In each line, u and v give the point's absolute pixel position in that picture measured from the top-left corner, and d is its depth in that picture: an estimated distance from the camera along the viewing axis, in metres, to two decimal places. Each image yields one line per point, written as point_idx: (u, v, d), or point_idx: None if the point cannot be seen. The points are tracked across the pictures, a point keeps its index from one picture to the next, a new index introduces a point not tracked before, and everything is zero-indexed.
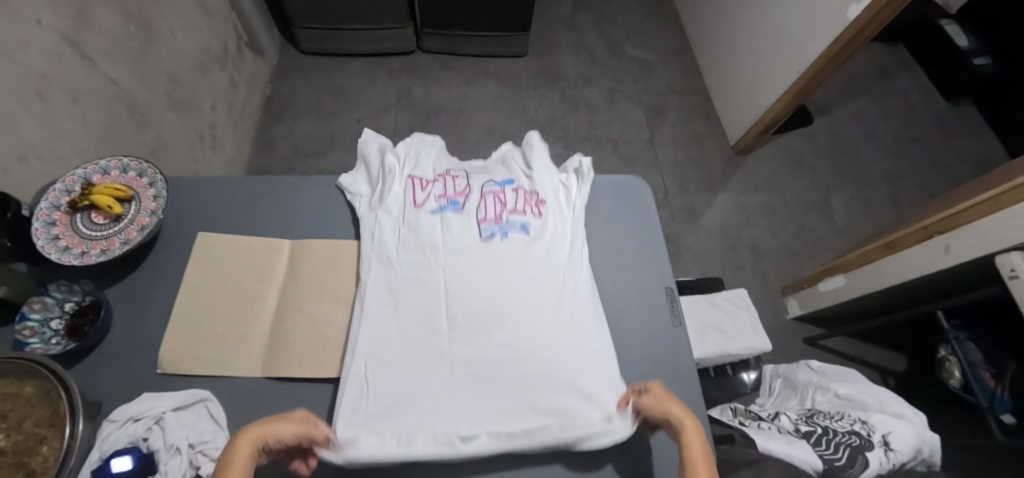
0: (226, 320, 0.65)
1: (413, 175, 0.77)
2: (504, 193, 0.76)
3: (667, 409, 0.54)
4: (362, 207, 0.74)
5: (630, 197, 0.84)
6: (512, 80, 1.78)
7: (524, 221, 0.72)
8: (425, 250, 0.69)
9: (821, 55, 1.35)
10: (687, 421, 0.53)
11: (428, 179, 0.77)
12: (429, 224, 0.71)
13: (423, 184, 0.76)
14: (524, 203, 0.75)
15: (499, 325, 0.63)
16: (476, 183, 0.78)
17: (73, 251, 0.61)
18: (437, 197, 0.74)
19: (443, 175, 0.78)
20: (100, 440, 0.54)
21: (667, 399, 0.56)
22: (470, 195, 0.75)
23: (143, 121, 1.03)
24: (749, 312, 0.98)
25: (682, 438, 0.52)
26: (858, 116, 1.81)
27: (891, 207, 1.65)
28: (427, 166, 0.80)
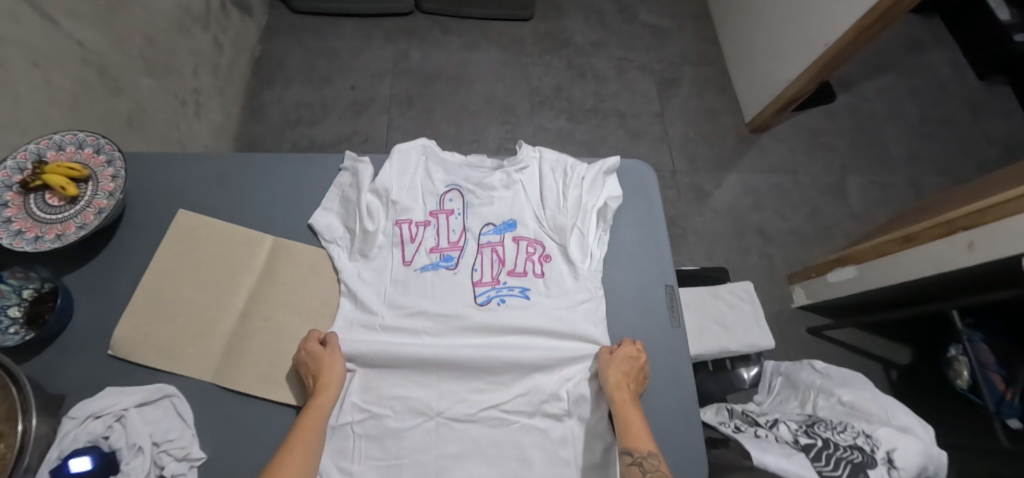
0: (189, 310, 0.61)
1: (400, 221, 0.68)
2: (503, 246, 0.69)
3: (611, 378, 0.59)
4: (342, 258, 0.66)
5: (639, 194, 0.78)
6: (516, 46, 1.67)
7: (524, 284, 0.67)
8: (416, 313, 0.64)
9: (852, 27, 1.23)
10: (620, 392, 0.58)
11: (418, 225, 0.69)
12: (420, 287, 0.65)
13: (414, 233, 0.68)
14: (527, 259, 0.68)
15: (490, 383, 0.61)
16: (472, 227, 0.70)
17: (27, 236, 0.57)
18: (429, 250, 0.68)
19: (437, 217, 0.70)
20: (61, 437, 0.52)
21: (614, 364, 0.60)
22: (465, 248, 0.69)
23: (117, 88, 0.96)
24: (753, 308, 0.92)
25: (619, 411, 0.57)
26: (883, 93, 1.69)
27: (910, 193, 1.56)
28: (417, 204, 0.71)
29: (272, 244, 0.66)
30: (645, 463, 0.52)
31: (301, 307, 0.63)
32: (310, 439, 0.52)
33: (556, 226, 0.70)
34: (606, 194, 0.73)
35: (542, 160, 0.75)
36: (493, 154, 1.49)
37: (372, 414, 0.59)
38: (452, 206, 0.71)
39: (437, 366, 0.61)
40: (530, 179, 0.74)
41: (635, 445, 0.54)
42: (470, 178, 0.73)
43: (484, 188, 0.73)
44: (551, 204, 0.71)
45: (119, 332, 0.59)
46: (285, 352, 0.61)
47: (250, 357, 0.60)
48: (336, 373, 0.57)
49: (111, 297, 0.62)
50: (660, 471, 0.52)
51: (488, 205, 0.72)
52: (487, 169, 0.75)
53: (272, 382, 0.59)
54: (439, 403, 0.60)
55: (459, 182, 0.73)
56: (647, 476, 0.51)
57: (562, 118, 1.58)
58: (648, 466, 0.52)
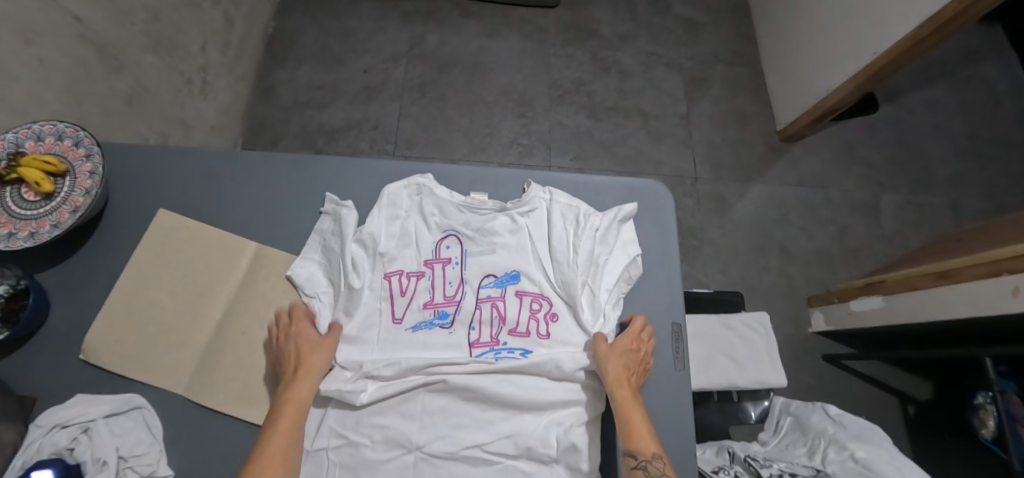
0: (168, 317, 0.59)
1: (390, 274, 0.63)
2: (504, 301, 0.63)
3: (611, 374, 0.56)
4: (325, 317, 0.60)
5: (656, 238, 0.71)
6: (538, 34, 1.58)
7: (525, 345, 0.61)
8: (408, 372, 0.58)
9: (906, 36, 1.12)
10: (621, 389, 0.56)
11: (410, 276, 0.63)
12: (409, 349, 0.59)
13: (405, 287, 0.63)
14: (532, 319, 0.62)
15: (474, 420, 0.57)
16: (471, 280, 0.64)
17: (0, 232, 0.55)
18: (423, 306, 0.62)
19: (432, 267, 0.64)
20: (26, 446, 0.50)
21: (614, 358, 0.58)
22: (463, 303, 0.63)
23: (117, 66, 0.92)
24: (767, 341, 0.88)
25: (621, 410, 0.55)
26: (931, 106, 1.56)
27: (949, 217, 1.45)
28: (410, 253, 0.64)
29: (255, 252, 0.63)
30: (650, 467, 0.51)
31: (281, 322, 0.60)
32: (290, 439, 0.50)
33: (565, 277, 0.64)
34: (620, 244, 0.67)
35: (553, 204, 0.68)
36: (506, 149, 1.43)
37: (349, 441, 0.56)
38: (449, 254, 0.65)
39: (422, 397, 0.58)
40: (536, 224, 0.67)
41: (637, 447, 0.52)
42: (469, 223, 0.67)
43: (484, 232, 0.66)
44: (559, 258, 0.65)
45: (92, 334, 0.57)
46: (261, 370, 0.58)
47: (224, 372, 0.58)
48: (318, 363, 0.55)
49: (86, 298, 0.60)
50: (666, 474, 0.50)
51: (488, 257, 0.65)
52: (488, 211, 0.67)
53: (245, 401, 0.57)
54: (421, 435, 0.56)
55: (457, 227, 0.66)
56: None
57: (581, 114, 1.50)
58: (653, 468, 0.51)
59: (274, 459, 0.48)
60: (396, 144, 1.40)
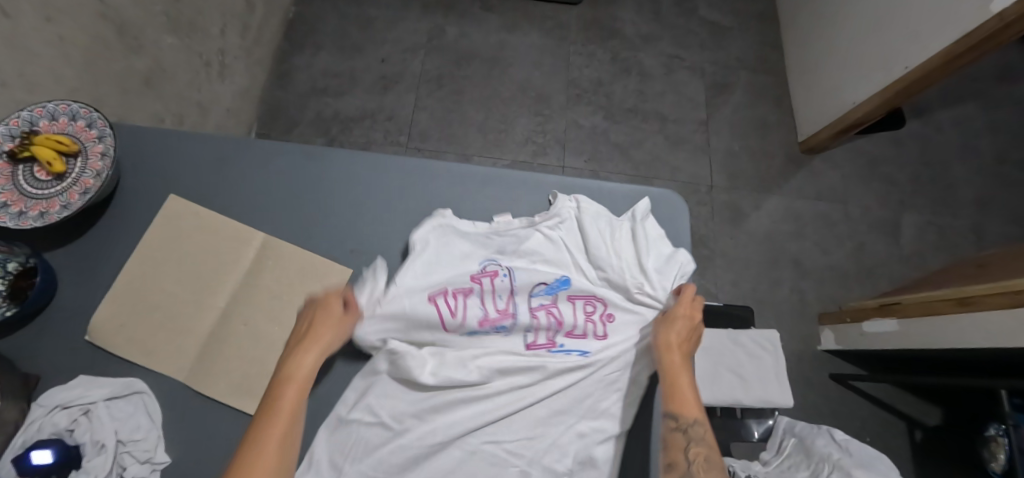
0: (174, 303, 0.59)
1: (435, 294, 0.60)
2: (559, 308, 0.62)
3: (663, 341, 0.58)
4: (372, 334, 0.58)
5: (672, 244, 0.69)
6: (559, 31, 1.56)
7: (584, 345, 0.61)
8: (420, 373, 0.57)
9: (939, 53, 1.08)
10: (671, 355, 0.56)
11: (457, 296, 0.60)
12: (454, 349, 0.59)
13: (453, 306, 0.59)
14: (587, 322, 0.62)
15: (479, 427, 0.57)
16: (521, 290, 0.62)
17: (11, 210, 0.55)
18: (479, 323, 0.60)
19: (480, 282, 0.62)
20: (28, 424, 0.51)
21: (668, 324, 0.59)
22: (518, 315, 0.61)
23: (137, 46, 0.92)
24: (775, 360, 0.86)
25: (669, 376, 0.55)
26: (960, 124, 1.51)
27: (971, 240, 1.41)
28: (454, 273, 0.62)
29: (262, 243, 0.62)
30: (690, 431, 0.52)
31: (284, 313, 0.60)
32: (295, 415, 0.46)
33: (618, 280, 0.63)
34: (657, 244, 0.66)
35: (581, 212, 0.66)
36: (520, 147, 1.41)
37: (380, 422, 0.55)
38: (494, 267, 0.63)
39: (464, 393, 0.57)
40: (568, 231, 0.66)
41: (680, 411, 0.53)
42: (502, 241, 0.64)
43: (519, 245, 0.64)
44: (604, 261, 0.64)
45: (97, 316, 0.58)
46: (261, 363, 0.58)
47: (225, 361, 0.57)
48: (329, 343, 0.53)
49: (94, 279, 0.60)
50: (705, 440, 0.51)
51: (533, 269, 0.63)
52: (517, 230, 0.65)
53: (244, 393, 0.57)
54: (446, 431, 0.55)
55: (494, 255, 0.64)
56: (691, 444, 0.51)
57: (598, 115, 1.48)
58: (693, 433, 0.51)
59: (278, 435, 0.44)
60: (410, 137, 1.39)
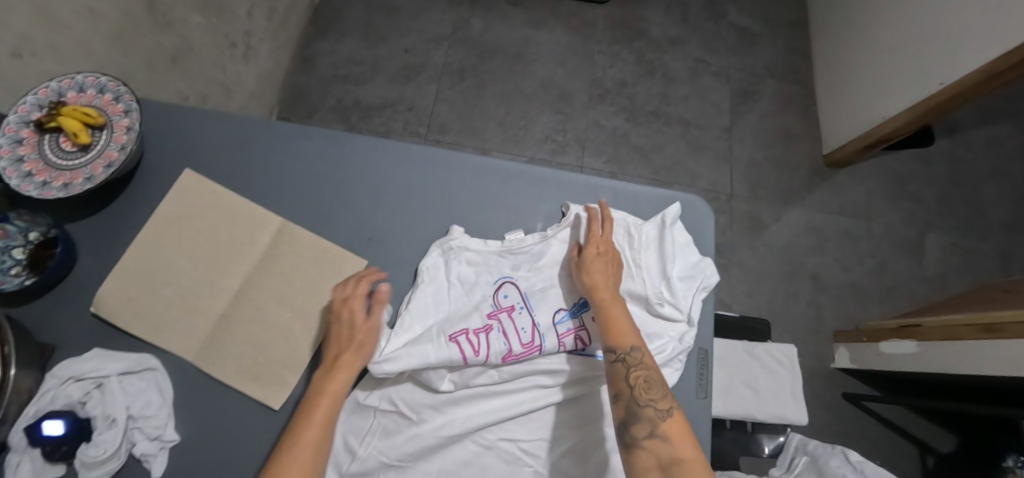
0: (185, 281, 0.59)
1: (455, 334, 0.56)
2: (586, 330, 0.59)
3: (588, 282, 0.58)
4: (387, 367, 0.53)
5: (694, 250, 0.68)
6: (585, 29, 1.54)
7: None
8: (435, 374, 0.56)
9: (977, 69, 1.05)
10: (600, 293, 0.56)
11: (478, 332, 0.57)
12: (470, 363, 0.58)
13: (476, 346, 0.56)
14: None
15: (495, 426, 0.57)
16: (544, 323, 0.59)
17: (36, 179, 0.55)
18: (504, 358, 0.56)
19: (499, 318, 0.58)
20: (41, 393, 0.51)
21: (587, 266, 0.59)
22: (545, 346, 0.57)
23: (165, 23, 0.92)
24: (792, 376, 0.85)
25: (601, 313, 0.56)
26: (993, 145, 1.46)
27: (998, 265, 1.37)
28: (472, 308, 0.59)
29: (278, 228, 0.62)
30: (629, 358, 0.53)
31: (296, 299, 0.59)
32: (327, 423, 0.47)
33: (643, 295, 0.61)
34: (680, 255, 0.64)
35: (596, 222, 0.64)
36: (540, 144, 1.40)
37: (398, 409, 0.55)
38: (510, 301, 0.60)
39: (482, 390, 0.57)
40: None
41: (617, 343, 0.53)
42: (519, 265, 0.62)
43: (537, 269, 0.63)
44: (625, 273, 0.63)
45: (103, 288, 0.57)
46: (267, 348, 0.57)
47: (235, 343, 0.57)
48: (360, 359, 0.52)
49: (111, 251, 0.60)
50: (645, 363, 0.53)
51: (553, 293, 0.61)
52: (530, 248, 0.63)
53: (249, 379, 0.56)
54: (462, 424, 0.55)
55: (510, 274, 0.62)
56: (631, 371, 0.52)
57: (620, 117, 1.46)
58: (632, 360, 0.52)
59: (306, 453, 0.44)
60: (429, 128, 1.39)
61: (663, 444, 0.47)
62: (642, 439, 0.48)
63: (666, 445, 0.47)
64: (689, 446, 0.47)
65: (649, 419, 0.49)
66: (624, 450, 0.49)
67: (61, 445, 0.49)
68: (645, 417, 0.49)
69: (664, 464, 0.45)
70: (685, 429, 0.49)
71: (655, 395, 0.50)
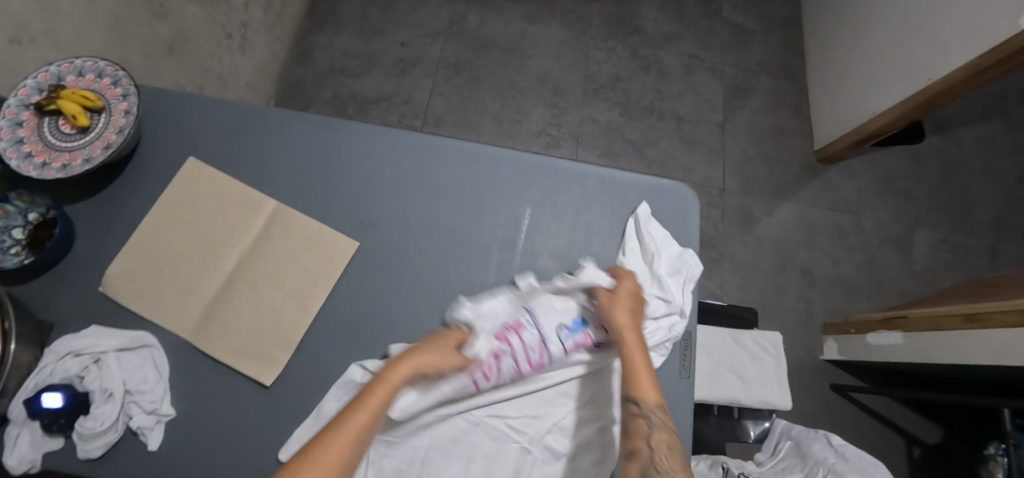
0: (180, 261, 0.60)
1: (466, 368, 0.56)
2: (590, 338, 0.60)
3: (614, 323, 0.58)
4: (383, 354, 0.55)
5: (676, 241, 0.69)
6: (580, 25, 1.55)
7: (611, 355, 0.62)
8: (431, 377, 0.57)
9: (964, 66, 1.07)
10: (628, 337, 0.56)
11: (487, 359, 0.57)
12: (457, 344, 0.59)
13: (485, 373, 0.56)
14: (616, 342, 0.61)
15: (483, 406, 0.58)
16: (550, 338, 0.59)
17: (35, 160, 0.57)
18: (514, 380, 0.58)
19: (508, 340, 0.58)
20: (39, 368, 0.53)
21: (618, 306, 0.58)
22: (552, 362, 0.59)
23: (161, 13, 0.93)
24: (777, 363, 0.87)
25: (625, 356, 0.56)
26: (983, 143, 1.48)
27: (985, 261, 1.39)
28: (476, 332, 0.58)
29: (272, 211, 0.63)
30: (651, 417, 0.52)
31: (288, 280, 0.60)
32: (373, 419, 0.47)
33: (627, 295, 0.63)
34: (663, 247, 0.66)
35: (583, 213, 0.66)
36: (534, 138, 1.42)
37: None
38: (518, 321, 0.59)
39: None
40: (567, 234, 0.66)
41: (641, 396, 0.53)
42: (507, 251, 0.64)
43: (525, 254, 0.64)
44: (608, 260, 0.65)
45: (112, 270, 0.59)
46: (259, 327, 0.58)
47: (228, 322, 0.58)
48: (434, 360, 0.54)
49: (108, 233, 0.61)
50: (664, 425, 0.52)
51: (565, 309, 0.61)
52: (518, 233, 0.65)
53: (243, 358, 0.57)
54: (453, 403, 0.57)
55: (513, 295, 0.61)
56: (653, 432, 0.52)
57: (614, 112, 1.47)
58: (652, 420, 0.52)
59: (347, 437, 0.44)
60: (425, 121, 1.40)
61: None
62: None
63: None
64: None
65: None
66: None
67: (60, 417, 0.50)
68: None
69: None
70: None
71: (674, 464, 0.50)
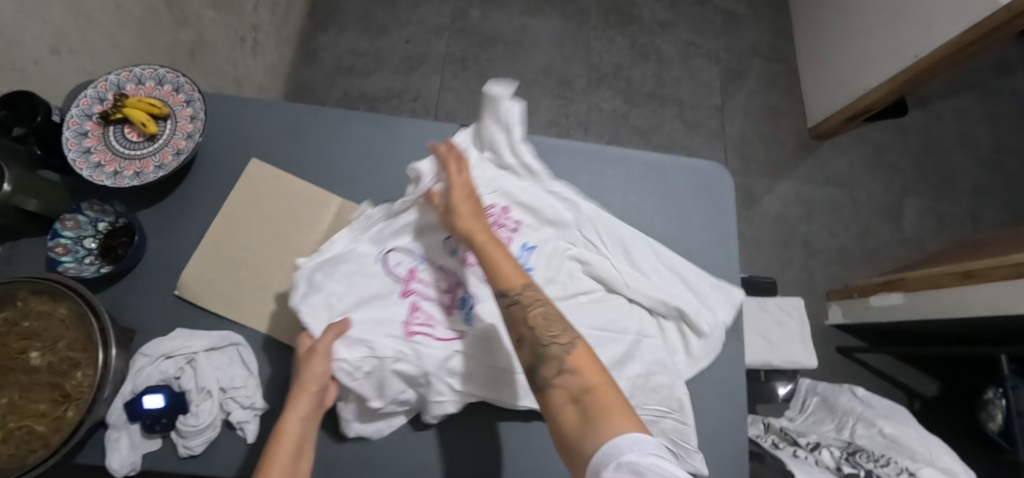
0: (258, 262, 0.62)
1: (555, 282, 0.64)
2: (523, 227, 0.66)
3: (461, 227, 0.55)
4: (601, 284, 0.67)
5: (716, 216, 0.75)
6: (580, 16, 1.59)
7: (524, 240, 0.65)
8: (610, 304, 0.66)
9: (947, 43, 1.15)
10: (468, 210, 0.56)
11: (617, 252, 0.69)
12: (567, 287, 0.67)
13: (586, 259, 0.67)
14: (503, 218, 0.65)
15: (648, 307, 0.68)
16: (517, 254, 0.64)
17: (106, 169, 0.58)
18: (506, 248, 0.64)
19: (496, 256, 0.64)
20: (133, 372, 0.54)
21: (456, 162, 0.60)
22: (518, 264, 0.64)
23: (182, 18, 0.93)
24: (800, 325, 0.93)
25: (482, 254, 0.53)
26: (960, 116, 1.58)
27: (967, 225, 1.49)
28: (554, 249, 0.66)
29: (339, 207, 0.65)
30: (522, 297, 0.48)
31: None
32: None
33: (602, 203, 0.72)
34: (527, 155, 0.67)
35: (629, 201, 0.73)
36: (544, 129, 1.45)
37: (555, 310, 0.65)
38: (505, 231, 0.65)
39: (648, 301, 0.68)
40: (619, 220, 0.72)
41: (507, 285, 0.49)
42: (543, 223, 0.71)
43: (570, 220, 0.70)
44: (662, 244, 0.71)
45: (187, 273, 0.60)
46: None
47: None
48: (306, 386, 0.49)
49: (180, 239, 0.62)
50: (539, 298, 0.48)
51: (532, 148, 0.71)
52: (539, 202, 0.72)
53: None
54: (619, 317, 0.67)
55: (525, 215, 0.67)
56: (529, 307, 0.48)
57: (619, 100, 1.52)
58: (526, 299, 0.48)
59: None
60: (436, 117, 1.42)
61: (571, 377, 0.42)
62: (553, 380, 0.43)
63: (576, 378, 0.42)
64: (597, 371, 0.43)
65: (555, 358, 0.44)
66: (539, 395, 0.44)
67: (161, 417, 0.52)
68: (552, 356, 0.44)
69: (576, 395, 0.41)
70: (591, 355, 0.44)
71: (556, 331, 0.46)
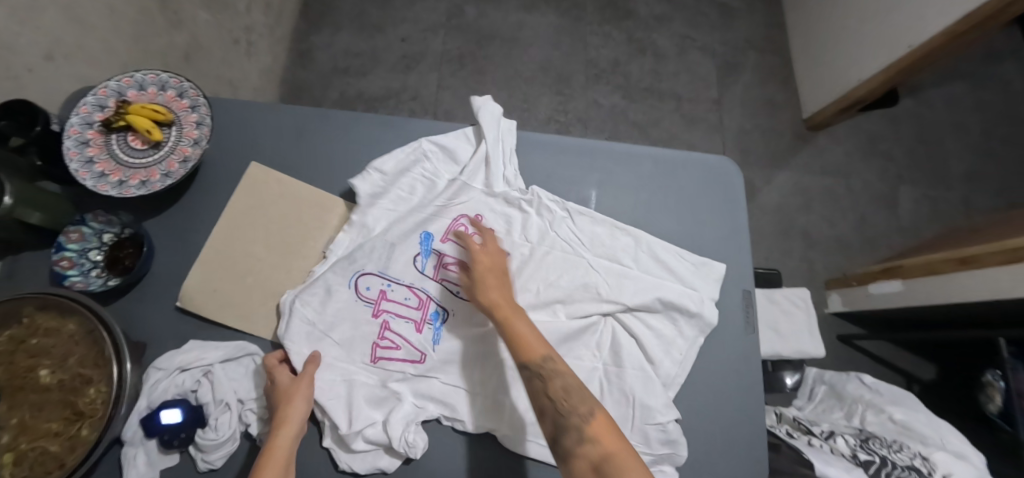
0: (262, 271, 0.60)
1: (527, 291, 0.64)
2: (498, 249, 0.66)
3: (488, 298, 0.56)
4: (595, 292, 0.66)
5: (723, 209, 0.75)
6: (576, 11, 1.58)
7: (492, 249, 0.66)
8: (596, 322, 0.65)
9: (940, 33, 1.17)
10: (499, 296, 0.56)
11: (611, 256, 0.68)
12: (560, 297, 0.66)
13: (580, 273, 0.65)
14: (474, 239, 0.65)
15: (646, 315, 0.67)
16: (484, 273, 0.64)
17: (110, 179, 0.56)
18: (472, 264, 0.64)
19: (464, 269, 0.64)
20: (149, 387, 0.53)
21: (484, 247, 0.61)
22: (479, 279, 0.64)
23: (176, 21, 0.90)
24: (808, 314, 0.94)
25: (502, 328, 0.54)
26: (951, 103, 1.60)
27: (961, 211, 1.52)
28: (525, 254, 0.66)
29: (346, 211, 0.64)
30: (545, 369, 0.50)
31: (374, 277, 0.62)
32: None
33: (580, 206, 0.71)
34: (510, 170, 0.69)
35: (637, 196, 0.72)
36: (544, 126, 1.45)
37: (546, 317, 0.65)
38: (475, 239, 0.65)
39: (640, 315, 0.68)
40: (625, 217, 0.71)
41: (527, 358, 0.51)
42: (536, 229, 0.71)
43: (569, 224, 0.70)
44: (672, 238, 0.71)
45: (188, 284, 0.58)
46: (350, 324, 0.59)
47: None
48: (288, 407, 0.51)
49: (186, 248, 0.61)
50: (561, 370, 0.51)
51: (514, 156, 0.69)
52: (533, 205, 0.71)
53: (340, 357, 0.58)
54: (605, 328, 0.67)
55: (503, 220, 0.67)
56: (550, 381, 0.50)
57: (617, 95, 1.52)
58: (552, 370, 0.50)
59: None
60: (434, 115, 1.41)
61: (591, 446, 0.46)
62: (574, 449, 0.46)
63: (594, 448, 0.45)
64: (617, 439, 0.46)
65: (575, 427, 0.47)
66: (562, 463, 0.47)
67: (180, 432, 0.51)
68: (575, 424, 0.47)
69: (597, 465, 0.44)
70: (610, 424, 0.48)
71: (575, 401, 0.48)
